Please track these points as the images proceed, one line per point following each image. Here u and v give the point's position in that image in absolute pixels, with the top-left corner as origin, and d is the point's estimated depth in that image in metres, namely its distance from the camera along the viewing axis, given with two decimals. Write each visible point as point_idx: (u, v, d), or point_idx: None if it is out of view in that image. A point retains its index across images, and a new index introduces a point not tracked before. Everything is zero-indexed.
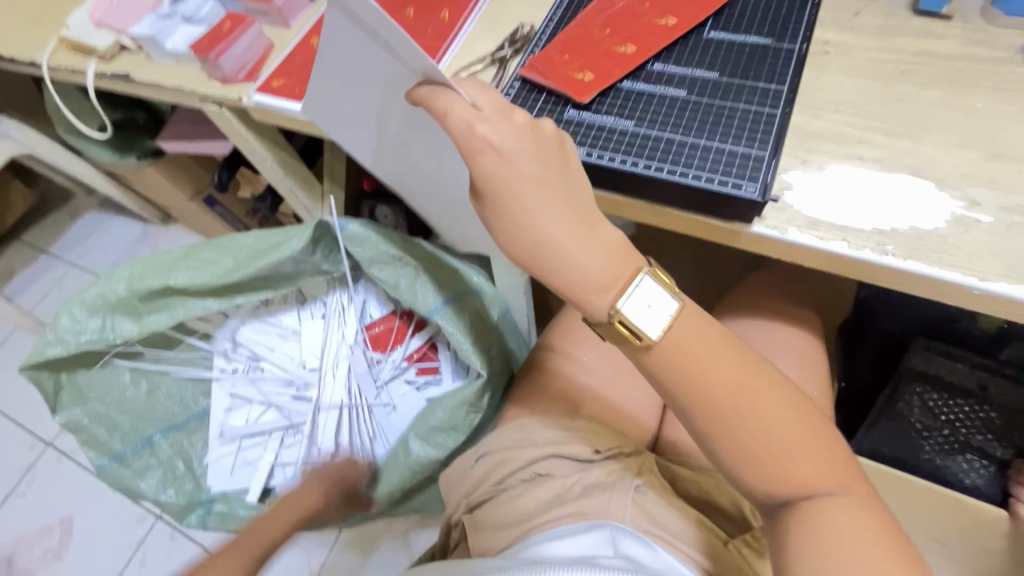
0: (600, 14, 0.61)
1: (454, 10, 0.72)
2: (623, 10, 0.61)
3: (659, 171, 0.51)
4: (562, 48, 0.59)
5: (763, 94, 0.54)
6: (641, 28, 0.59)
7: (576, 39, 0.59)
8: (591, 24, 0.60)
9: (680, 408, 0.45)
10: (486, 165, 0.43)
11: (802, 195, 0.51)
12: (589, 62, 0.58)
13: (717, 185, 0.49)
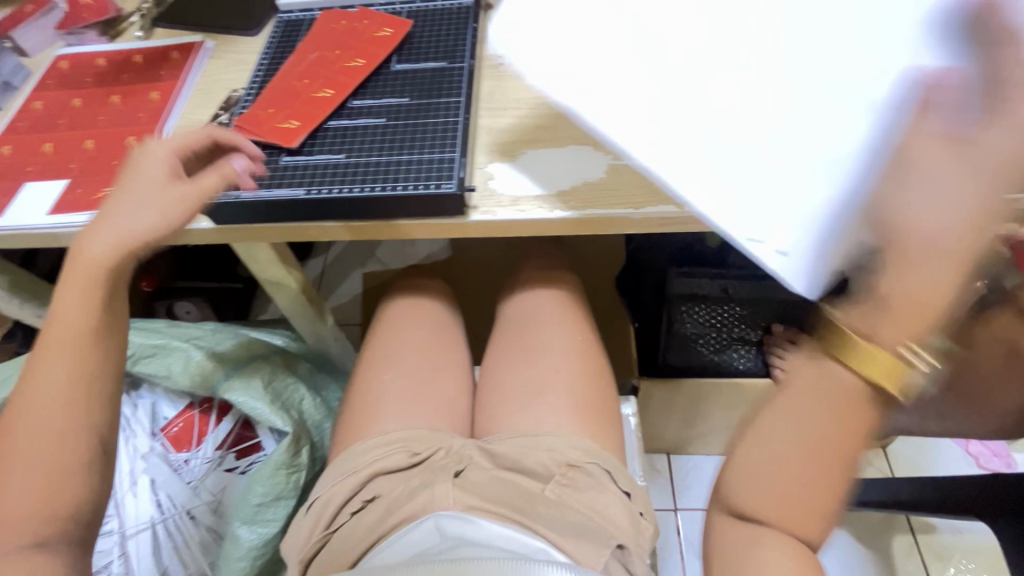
0: (297, 69, 0.67)
1: (165, 90, 0.77)
2: (317, 63, 0.67)
3: (374, 190, 0.57)
4: (266, 104, 0.64)
5: (449, 106, 0.63)
6: (334, 73, 0.66)
7: (278, 95, 0.64)
8: (290, 79, 0.66)
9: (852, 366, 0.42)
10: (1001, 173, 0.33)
11: (508, 180, 0.60)
12: (292, 111, 0.63)
13: (425, 190, 0.56)
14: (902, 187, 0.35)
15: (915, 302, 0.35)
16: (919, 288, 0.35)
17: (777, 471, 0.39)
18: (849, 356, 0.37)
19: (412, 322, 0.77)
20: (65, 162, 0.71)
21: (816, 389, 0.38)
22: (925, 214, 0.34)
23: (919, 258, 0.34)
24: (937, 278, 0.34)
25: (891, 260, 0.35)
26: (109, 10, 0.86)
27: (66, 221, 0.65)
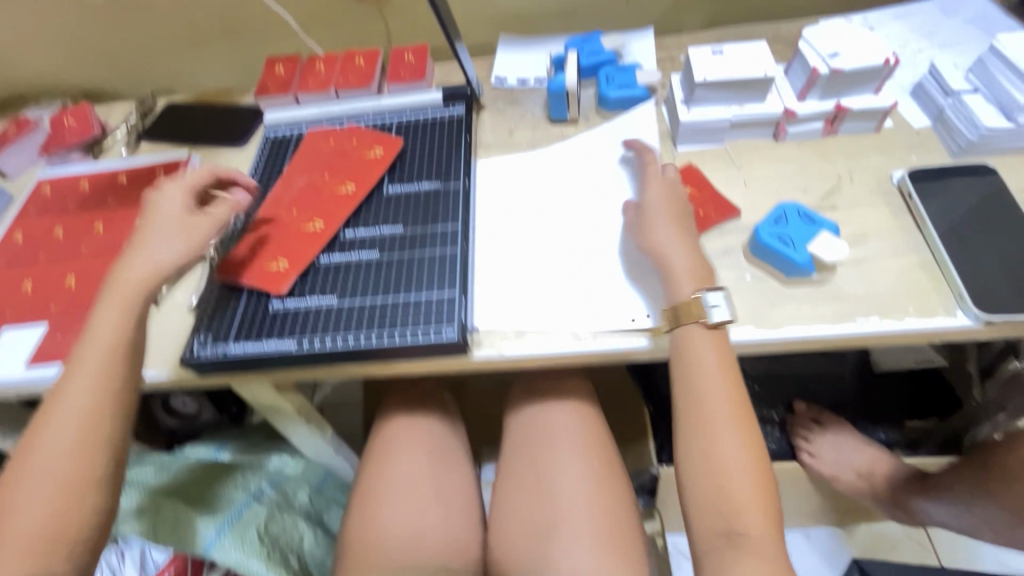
0: (284, 199, 0.64)
1: None
2: (304, 190, 0.64)
3: (370, 340, 0.54)
4: (253, 242, 0.61)
5: (445, 235, 0.60)
6: (323, 202, 0.63)
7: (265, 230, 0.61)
8: (277, 211, 0.63)
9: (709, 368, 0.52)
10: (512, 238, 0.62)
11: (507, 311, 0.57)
12: (281, 249, 0.60)
13: (425, 339, 0.53)
14: (643, 227, 0.58)
15: (685, 268, 0.54)
16: (679, 268, 0.54)
17: (709, 442, 0.50)
18: (684, 295, 0.53)
19: (412, 446, 0.74)
20: (44, 302, 0.67)
21: (699, 368, 0.52)
22: (651, 236, 0.57)
23: (670, 274, 0.54)
24: (678, 280, 0.54)
25: (664, 269, 0.55)
26: (92, 129, 0.84)
27: (46, 374, 0.61)
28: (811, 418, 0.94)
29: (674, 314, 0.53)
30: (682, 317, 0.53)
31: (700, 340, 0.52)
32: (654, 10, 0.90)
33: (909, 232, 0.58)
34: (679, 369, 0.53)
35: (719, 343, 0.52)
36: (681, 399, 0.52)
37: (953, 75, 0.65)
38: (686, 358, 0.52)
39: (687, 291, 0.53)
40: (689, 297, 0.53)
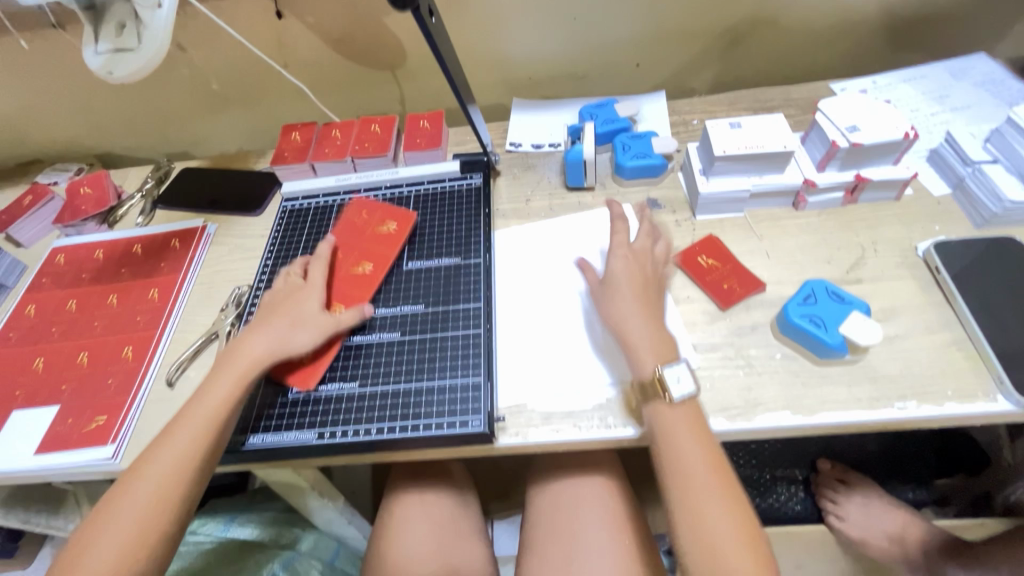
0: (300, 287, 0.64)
1: (164, 287, 0.74)
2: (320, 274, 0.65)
3: (391, 430, 0.53)
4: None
5: (467, 315, 0.61)
6: (345, 286, 0.63)
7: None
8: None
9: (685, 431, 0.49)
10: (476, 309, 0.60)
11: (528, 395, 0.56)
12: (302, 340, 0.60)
13: (450, 428, 0.53)
14: (603, 300, 0.56)
15: (647, 342, 0.52)
16: (640, 346, 0.52)
17: (704, 516, 0.44)
18: (647, 372, 0.51)
19: (424, 523, 0.72)
20: (56, 383, 0.66)
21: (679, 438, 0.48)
22: (609, 309, 0.55)
23: (632, 349, 0.53)
24: (643, 355, 0.52)
25: (625, 344, 0.53)
26: (108, 199, 0.84)
27: (56, 463, 0.59)
28: (836, 477, 0.90)
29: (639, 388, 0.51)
30: (650, 391, 0.50)
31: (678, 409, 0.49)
32: (663, 73, 0.91)
33: (939, 307, 0.58)
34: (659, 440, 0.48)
35: (692, 410, 0.49)
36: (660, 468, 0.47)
37: (970, 144, 0.65)
38: (667, 433, 0.48)
39: (650, 367, 0.51)
40: (653, 372, 0.50)
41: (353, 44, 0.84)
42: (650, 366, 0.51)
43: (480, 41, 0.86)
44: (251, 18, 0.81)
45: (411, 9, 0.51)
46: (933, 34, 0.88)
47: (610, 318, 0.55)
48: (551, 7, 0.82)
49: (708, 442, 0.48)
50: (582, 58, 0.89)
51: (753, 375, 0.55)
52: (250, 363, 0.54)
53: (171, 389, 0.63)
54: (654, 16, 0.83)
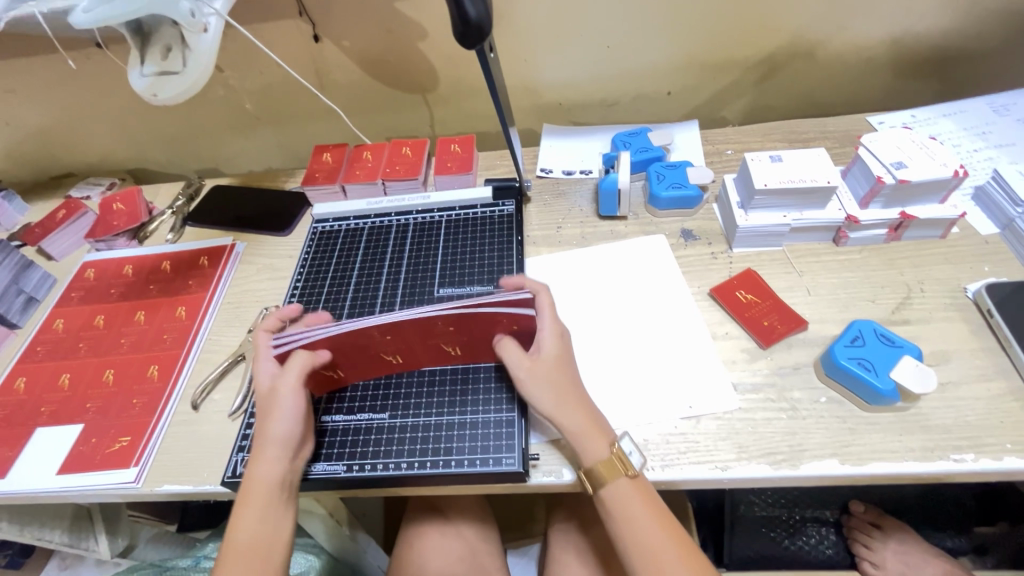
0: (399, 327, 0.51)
1: (192, 306, 0.73)
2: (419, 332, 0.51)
3: (419, 465, 0.52)
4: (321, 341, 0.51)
5: None
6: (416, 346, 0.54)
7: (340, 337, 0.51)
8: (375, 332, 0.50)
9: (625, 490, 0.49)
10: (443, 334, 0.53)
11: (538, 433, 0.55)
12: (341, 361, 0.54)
13: (482, 466, 0.52)
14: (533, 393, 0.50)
15: (590, 423, 0.50)
16: (584, 431, 0.49)
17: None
18: (603, 453, 0.49)
19: (444, 557, 0.70)
20: (81, 401, 0.65)
21: (631, 514, 0.48)
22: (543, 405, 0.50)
23: (576, 435, 0.49)
24: (592, 439, 0.49)
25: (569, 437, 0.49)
26: (140, 215, 0.85)
27: (77, 484, 0.58)
28: (869, 521, 0.86)
29: (597, 475, 0.48)
30: (616, 470, 0.49)
31: (625, 491, 0.48)
32: (695, 102, 0.91)
33: (995, 352, 0.55)
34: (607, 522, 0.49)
35: (642, 484, 0.49)
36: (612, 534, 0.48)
37: (1020, 184, 0.63)
38: (619, 516, 0.48)
39: (603, 447, 0.49)
40: (609, 450, 0.49)
41: (387, 68, 0.85)
42: (605, 445, 0.49)
43: (512, 67, 0.86)
44: (289, 41, 0.82)
45: (477, 48, 0.52)
46: (972, 71, 0.87)
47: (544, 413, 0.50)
48: (585, 36, 0.82)
49: (657, 509, 0.48)
50: (613, 87, 0.89)
51: (798, 419, 0.53)
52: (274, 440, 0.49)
53: (196, 412, 0.63)
54: (688, 46, 0.83)
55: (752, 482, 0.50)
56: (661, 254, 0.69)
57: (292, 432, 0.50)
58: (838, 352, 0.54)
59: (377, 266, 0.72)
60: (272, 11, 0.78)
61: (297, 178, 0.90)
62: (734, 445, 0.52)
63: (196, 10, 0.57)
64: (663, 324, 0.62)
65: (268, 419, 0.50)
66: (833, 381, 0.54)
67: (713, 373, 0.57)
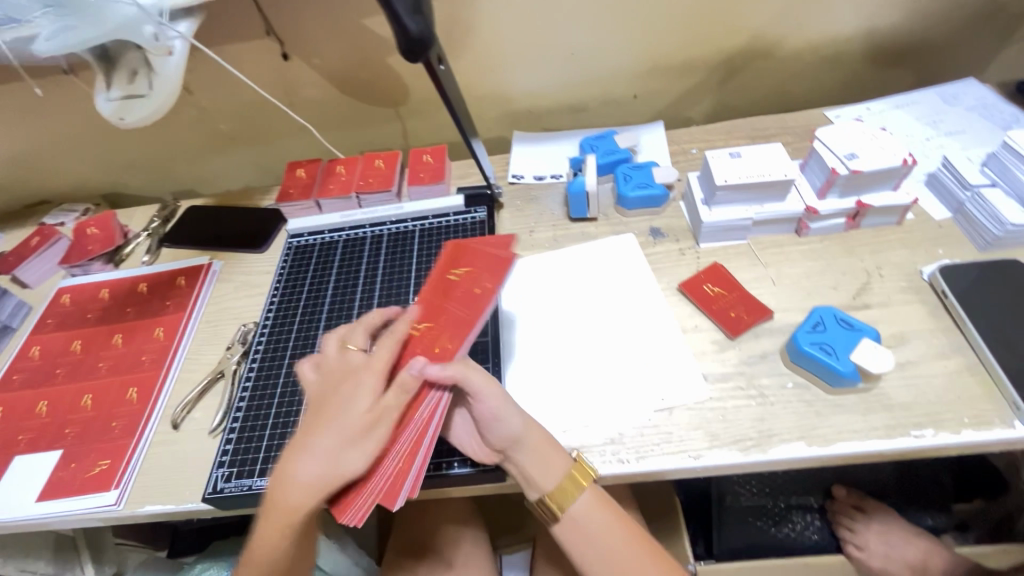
0: (438, 298, 0.54)
1: (170, 326, 0.74)
2: (452, 347, 0.50)
3: None
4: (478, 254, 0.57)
5: (477, 352, 0.62)
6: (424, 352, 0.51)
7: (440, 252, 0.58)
8: (468, 297, 0.53)
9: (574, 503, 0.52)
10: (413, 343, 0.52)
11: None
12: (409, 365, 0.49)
13: (462, 469, 0.53)
14: (499, 413, 0.49)
15: (546, 442, 0.51)
16: (542, 458, 0.51)
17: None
18: (566, 464, 0.51)
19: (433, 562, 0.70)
20: (59, 427, 0.65)
21: (586, 525, 0.52)
22: (508, 427, 0.49)
23: (534, 466, 0.50)
24: (552, 463, 0.50)
25: (529, 448, 0.51)
26: (114, 239, 0.85)
27: (57, 511, 0.58)
28: (852, 504, 0.87)
29: (564, 489, 0.51)
30: (576, 485, 0.51)
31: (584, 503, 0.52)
32: (660, 104, 0.93)
33: (951, 331, 0.57)
34: (565, 535, 0.52)
35: (597, 493, 0.53)
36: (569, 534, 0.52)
37: (968, 169, 0.66)
38: (580, 525, 0.52)
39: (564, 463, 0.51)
40: (568, 467, 0.51)
41: (357, 83, 0.86)
42: (563, 466, 0.51)
43: (480, 77, 0.88)
44: (258, 61, 0.83)
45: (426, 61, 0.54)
46: (923, 64, 0.90)
47: (510, 433, 0.50)
48: (549, 45, 0.84)
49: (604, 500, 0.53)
50: (580, 93, 0.91)
51: (766, 405, 0.55)
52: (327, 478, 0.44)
53: (175, 431, 0.63)
54: (649, 50, 0.86)
55: (724, 469, 0.52)
56: (631, 253, 0.70)
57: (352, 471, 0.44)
58: (801, 339, 0.55)
59: (352, 277, 0.72)
60: (239, 32, 0.79)
61: (272, 194, 0.90)
62: (706, 433, 0.53)
63: (160, 35, 0.58)
64: (634, 320, 0.63)
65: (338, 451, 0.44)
66: (800, 366, 0.56)
67: (684, 364, 0.59)
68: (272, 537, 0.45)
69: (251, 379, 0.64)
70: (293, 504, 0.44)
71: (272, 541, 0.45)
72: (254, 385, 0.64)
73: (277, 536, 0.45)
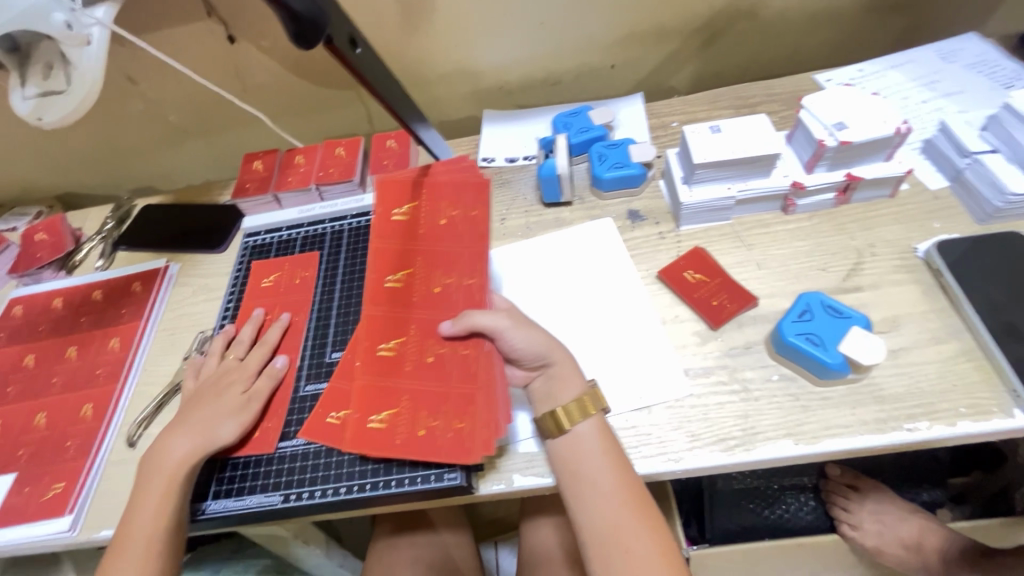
0: (393, 241, 0.61)
1: (126, 336, 0.70)
2: (452, 285, 0.57)
3: (357, 490, 0.51)
4: (429, 189, 0.64)
5: None
6: (415, 307, 0.56)
7: (412, 191, 0.64)
8: (436, 231, 0.61)
9: (578, 436, 0.48)
10: (414, 286, 0.58)
11: (522, 432, 0.53)
12: (392, 322, 0.56)
13: (426, 484, 0.50)
14: (516, 339, 0.51)
15: (570, 363, 0.52)
16: (563, 375, 0.51)
17: (617, 534, 0.45)
18: (578, 391, 0.50)
19: (413, 566, 0.69)
20: (12, 449, 0.62)
21: (591, 459, 0.48)
22: (533, 347, 0.51)
23: (555, 375, 0.51)
24: (567, 380, 0.51)
25: (554, 366, 0.51)
26: (65, 244, 0.80)
27: (11, 539, 0.56)
28: (846, 484, 0.82)
29: (584, 404, 0.49)
30: (588, 410, 0.49)
31: (585, 434, 0.48)
32: (639, 74, 0.87)
33: (946, 313, 0.54)
34: (565, 463, 0.48)
35: (607, 429, 0.49)
36: (563, 467, 0.48)
37: (967, 133, 0.61)
38: (578, 456, 0.48)
39: (581, 387, 0.51)
40: (583, 390, 0.50)
41: (312, 66, 0.80)
42: (580, 385, 0.51)
43: (445, 53, 0.82)
44: (201, 45, 0.77)
45: (324, 44, 0.41)
46: (919, 18, 0.84)
47: (535, 350, 0.51)
48: (515, 15, 0.78)
49: (607, 437, 0.49)
50: (553, 66, 0.85)
51: (750, 401, 0.51)
52: (177, 460, 0.52)
53: (133, 450, 0.60)
54: (625, 16, 0.79)
55: (705, 471, 0.49)
56: (609, 239, 0.66)
57: (184, 448, 0.52)
58: (784, 329, 0.52)
59: (299, 276, 0.69)
60: (177, 15, 0.73)
61: (230, 188, 0.85)
62: (687, 434, 0.50)
63: (73, 21, 0.54)
64: (614, 312, 0.60)
65: (174, 436, 0.53)
66: (788, 355, 0.52)
67: (663, 359, 0.55)
68: (151, 505, 0.50)
69: None
70: (167, 469, 0.51)
71: (149, 506, 0.50)
72: None
73: (147, 499, 0.50)
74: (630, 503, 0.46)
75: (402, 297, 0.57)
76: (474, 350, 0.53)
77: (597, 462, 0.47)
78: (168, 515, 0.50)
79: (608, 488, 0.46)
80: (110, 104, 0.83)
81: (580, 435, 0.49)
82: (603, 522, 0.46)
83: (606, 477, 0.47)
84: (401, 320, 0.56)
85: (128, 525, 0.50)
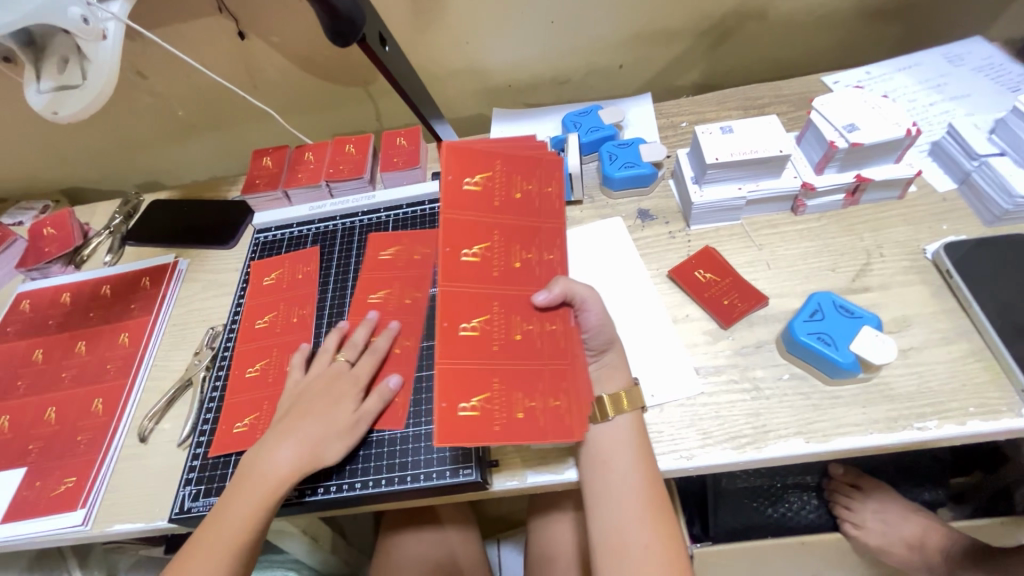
0: (469, 214, 0.56)
1: (136, 331, 0.70)
2: (533, 262, 0.56)
3: (372, 486, 0.51)
4: (500, 159, 0.60)
5: None
6: (501, 283, 0.53)
7: (490, 157, 0.59)
8: (510, 204, 0.58)
9: (604, 433, 0.49)
10: (491, 265, 0.54)
11: None
12: (477, 298, 0.52)
13: (441, 480, 0.51)
14: (601, 316, 0.52)
15: (627, 351, 0.54)
16: (618, 362, 0.53)
17: (633, 530, 0.46)
18: (622, 383, 0.52)
19: (421, 561, 0.69)
20: (23, 443, 0.62)
21: (614, 455, 0.48)
22: (609, 327, 0.53)
23: (609, 360, 0.53)
24: (617, 369, 0.52)
25: (616, 351, 0.53)
26: (73, 239, 0.80)
27: (23, 532, 0.56)
28: (849, 483, 0.83)
29: (619, 399, 0.50)
30: (626, 404, 0.50)
31: (621, 428, 0.49)
32: (647, 74, 0.88)
33: (954, 313, 0.54)
34: (588, 458, 0.49)
35: (638, 426, 0.50)
36: (586, 462, 0.49)
37: (975, 137, 0.62)
38: (601, 452, 0.49)
39: (629, 377, 0.52)
40: (628, 384, 0.52)
41: (323, 62, 0.80)
42: (627, 376, 0.52)
43: (455, 51, 0.82)
44: (213, 41, 0.77)
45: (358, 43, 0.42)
46: (926, 22, 0.85)
47: (610, 330, 0.53)
48: (527, 14, 0.78)
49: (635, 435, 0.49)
50: (563, 65, 0.85)
51: (761, 399, 0.52)
52: (280, 468, 0.50)
53: (144, 444, 0.60)
54: (636, 17, 0.79)
55: (717, 468, 0.49)
56: (619, 237, 0.66)
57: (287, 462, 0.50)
58: (796, 328, 0.52)
59: (300, 272, 0.69)
60: (190, 10, 0.73)
61: (239, 184, 0.85)
62: (699, 431, 0.51)
63: (90, 16, 0.53)
64: (625, 310, 0.60)
65: (282, 439, 0.51)
66: (800, 354, 0.53)
67: (676, 358, 0.56)
68: (240, 506, 0.49)
69: (221, 389, 0.61)
70: (270, 474, 0.50)
71: (241, 511, 0.49)
72: (221, 398, 0.60)
73: (242, 503, 0.49)
74: (647, 499, 0.47)
75: (483, 272, 0.53)
76: (564, 325, 0.52)
77: (620, 459, 0.48)
78: (260, 520, 0.49)
79: (627, 485, 0.47)
80: (120, 98, 0.83)
81: (606, 431, 0.49)
82: (619, 517, 0.47)
83: (628, 474, 0.47)
84: (484, 295, 0.52)
85: (213, 525, 0.49)
